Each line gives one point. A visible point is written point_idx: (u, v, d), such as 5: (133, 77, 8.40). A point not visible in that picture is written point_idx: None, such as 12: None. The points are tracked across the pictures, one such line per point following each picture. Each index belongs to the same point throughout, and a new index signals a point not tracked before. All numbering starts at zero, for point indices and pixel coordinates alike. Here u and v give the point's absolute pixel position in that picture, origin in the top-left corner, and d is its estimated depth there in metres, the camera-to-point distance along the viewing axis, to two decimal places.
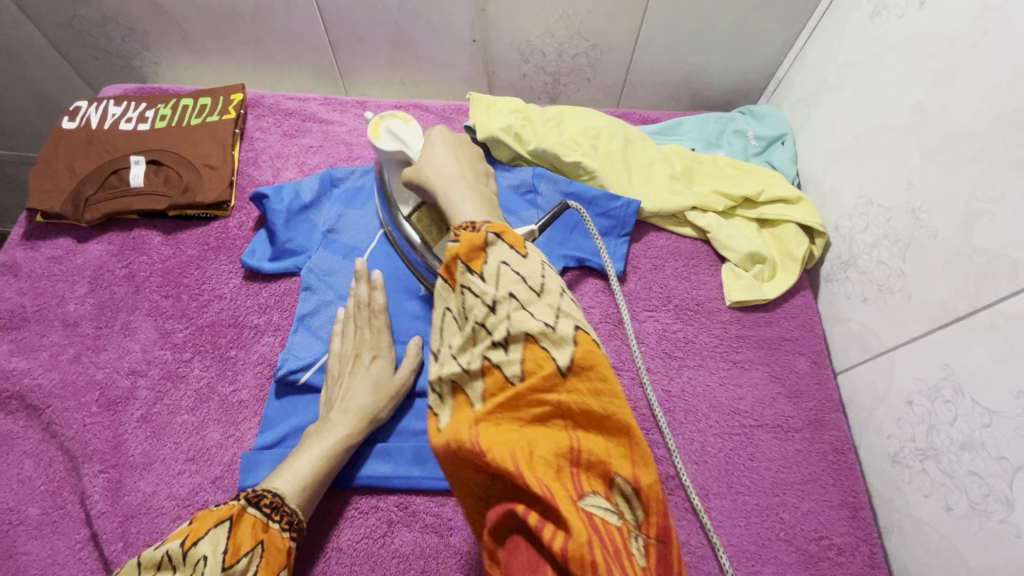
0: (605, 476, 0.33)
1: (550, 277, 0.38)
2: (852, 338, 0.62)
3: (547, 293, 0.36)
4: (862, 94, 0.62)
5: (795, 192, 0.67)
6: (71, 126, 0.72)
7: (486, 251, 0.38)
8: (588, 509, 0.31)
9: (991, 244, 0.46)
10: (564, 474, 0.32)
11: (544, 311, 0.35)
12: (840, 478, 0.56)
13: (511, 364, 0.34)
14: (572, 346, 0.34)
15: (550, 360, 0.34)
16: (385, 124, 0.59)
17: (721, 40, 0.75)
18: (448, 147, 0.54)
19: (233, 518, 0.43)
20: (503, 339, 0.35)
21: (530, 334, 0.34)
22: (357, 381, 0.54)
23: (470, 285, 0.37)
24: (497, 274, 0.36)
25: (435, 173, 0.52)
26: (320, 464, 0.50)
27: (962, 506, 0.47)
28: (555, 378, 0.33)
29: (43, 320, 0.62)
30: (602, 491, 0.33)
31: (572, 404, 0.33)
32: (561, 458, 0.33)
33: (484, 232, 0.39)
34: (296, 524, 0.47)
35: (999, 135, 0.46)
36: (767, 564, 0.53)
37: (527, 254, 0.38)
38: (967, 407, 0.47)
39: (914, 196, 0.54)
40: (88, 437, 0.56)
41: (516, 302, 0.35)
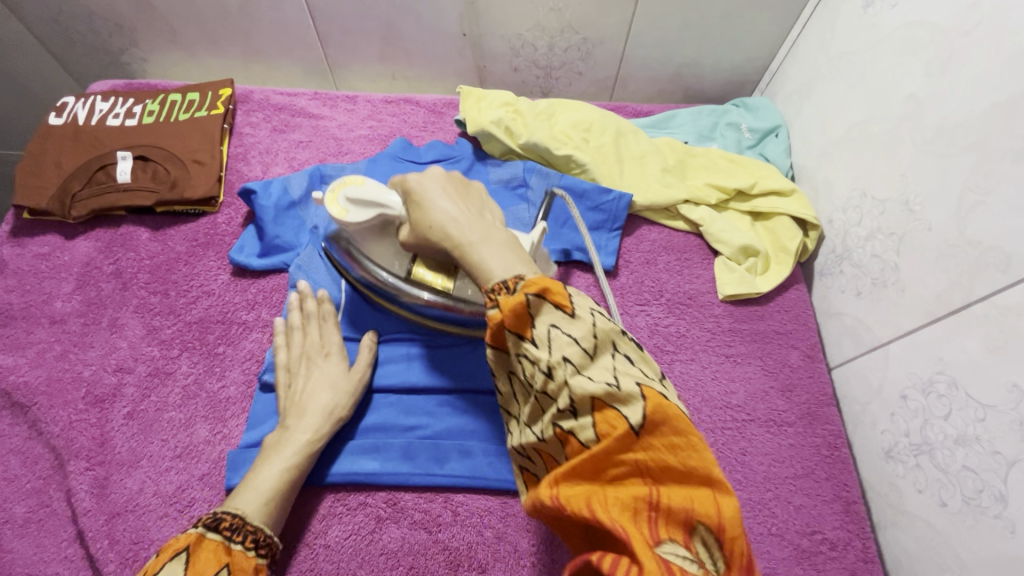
0: (685, 524, 0.31)
1: (602, 327, 0.37)
2: (845, 332, 0.61)
3: (602, 351, 0.36)
4: (856, 85, 0.61)
5: (788, 185, 0.67)
6: (59, 121, 0.71)
7: (531, 316, 0.37)
8: (665, 556, 0.29)
9: (984, 236, 0.46)
10: (640, 519, 0.31)
11: (602, 370, 0.35)
12: (833, 472, 0.56)
13: (583, 429, 0.35)
14: (639, 404, 0.33)
15: (620, 419, 0.33)
16: (342, 195, 0.53)
17: (714, 32, 0.74)
18: (439, 195, 0.49)
19: (190, 548, 0.41)
20: (569, 406, 0.35)
21: (595, 397, 0.34)
22: (311, 381, 0.54)
23: (525, 352, 0.38)
24: (548, 339, 0.36)
25: (442, 232, 0.46)
26: (282, 477, 0.49)
27: (956, 501, 0.47)
28: (626, 438, 0.33)
29: (30, 317, 0.62)
30: (682, 540, 0.31)
31: (647, 460, 0.33)
32: (637, 501, 0.32)
33: (522, 293, 0.37)
34: (262, 540, 0.45)
35: (993, 126, 0.45)
36: (759, 559, 0.52)
37: (576, 310, 0.37)
38: (961, 401, 0.47)
39: (907, 188, 0.53)
40: (74, 435, 0.55)
41: (571, 367, 0.35)
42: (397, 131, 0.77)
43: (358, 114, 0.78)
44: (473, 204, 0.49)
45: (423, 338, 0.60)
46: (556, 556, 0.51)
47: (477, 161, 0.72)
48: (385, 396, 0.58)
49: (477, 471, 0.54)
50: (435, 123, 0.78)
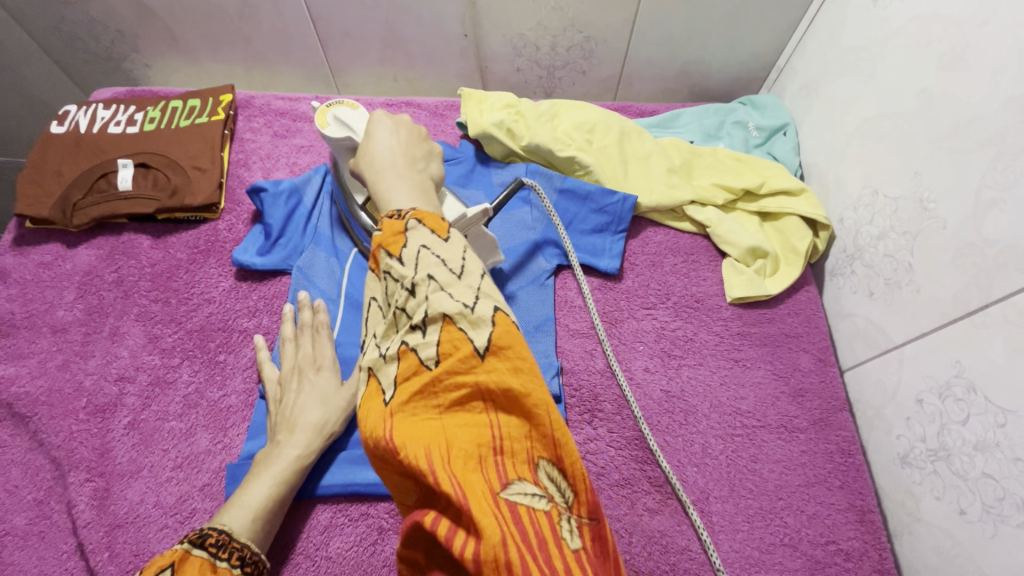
0: (530, 462, 0.35)
1: (472, 260, 0.40)
2: (858, 334, 0.60)
3: (467, 275, 0.38)
4: (865, 80, 0.59)
5: (798, 183, 0.65)
6: (60, 130, 0.71)
7: (407, 235, 0.41)
8: (511, 499, 0.32)
9: (1002, 235, 0.44)
10: (487, 463, 0.33)
11: (462, 292, 0.37)
12: (848, 480, 0.54)
13: (428, 347, 0.37)
14: (488, 327, 0.36)
15: (467, 341, 0.36)
16: (333, 112, 0.57)
17: (719, 29, 0.73)
18: (385, 130, 0.52)
19: (176, 564, 0.40)
20: (422, 322, 0.38)
21: (448, 315, 0.36)
22: (301, 396, 0.53)
23: (391, 270, 0.40)
24: (417, 258, 0.39)
25: (369, 164, 0.50)
26: (269, 494, 0.48)
27: (977, 510, 0.45)
28: (473, 360, 0.35)
29: (32, 327, 0.62)
30: (530, 477, 0.34)
31: (489, 384, 0.35)
32: (482, 446, 0.34)
33: (405, 220, 0.42)
34: (248, 557, 0.44)
35: (1009, 120, 0.44)
36: (772, 570, 0.51)
37: (449, 236, 0.41)
38: (980, 407, 0.45)
39: (921, 185, 0.52)
40: (76, 445, 0.55)
41: (434, 285, 0.38)
42: None
43: None
44: (411, 145, 0.51)
45: None
46: None
47: (479, 163, 0.72)
48: None
49: None
50: (437, 125, 0.77)
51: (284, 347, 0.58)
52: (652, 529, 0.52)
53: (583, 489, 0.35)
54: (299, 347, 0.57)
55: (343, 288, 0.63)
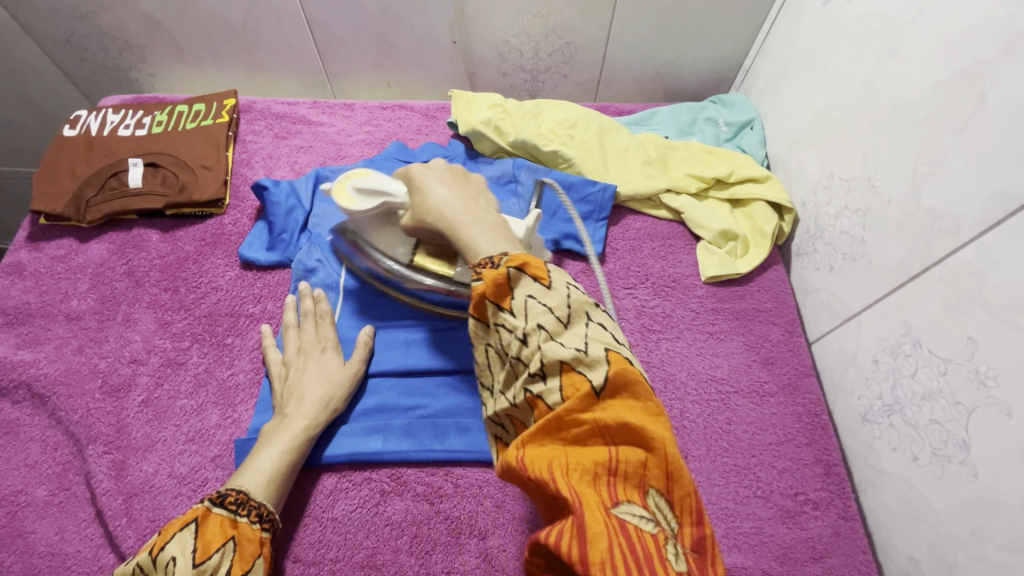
0: (640, 488, 0.35)
1: (576, 301, 0.41)
2: (822, 307, 0.65)
3: (574, 321, 0.40)
4: (820, 75, 0.65)
5: (763, 171, 0.71)
6: (72, 133, 0.75)
7: (510, 285, 0.41)
8: (621, 517, 0.32)
9: (936, 204, 0.49)
10: (600, 483, 0.34)
11: (573, 338, 0.39)
12: (814, 437, 0.59)
13: (550, 392, 0.38)
14: (605, 366, 0.36)
15: (586, 382, 0.36)
16: (350, 185, 0.58)
17: (688, 33, 0.79)
18: (437, 181, 0.54)
19: (198, 520, 0.46)
20: (540, 370, 0.38)
21: (564, 361, 0.37)
22: (306, 374, 0.57)
23: (503, 322, 0.41)
24: (525, 308, 0.40)
25: (439, 214, 0.51)
26: (282, 460, 0.52)
27: (926, 454, 0.50)
28: (591, 398, 0.36)
29: (47, 315, 0.65)
30: (638, 500, 0.34)
31: (607, 420, 0.35)
32: (598, 467, 0.34)
33: (504, 267, 0.42)
34: (266, 515, 0.48)
35: (938, 102, 0.49)
36: (746, 520, 0.55)
37: (551, 283, 0.41)
38: (925, 358, 0.50)
39: (869, 166, 0.57)
40: (93, 422, 0.58)
41: (544, 333, 0.39)
42: (393, 135, 0.81)
43: (355, 121, 0.82)
44: (464, 192, 0.53)
45: (421, 324, 0.63)
46: None
47: (469, 160, 0.76)
48: (386, 378, 0.61)
49: (475, 446, 0.56)
50: (429, 126, 0.82)
51: (287, 331, 0.61)
52: None
53: (686, 523, 0.35)
54: (302, 330, 0.61)
55: (343, 276, 0.66)
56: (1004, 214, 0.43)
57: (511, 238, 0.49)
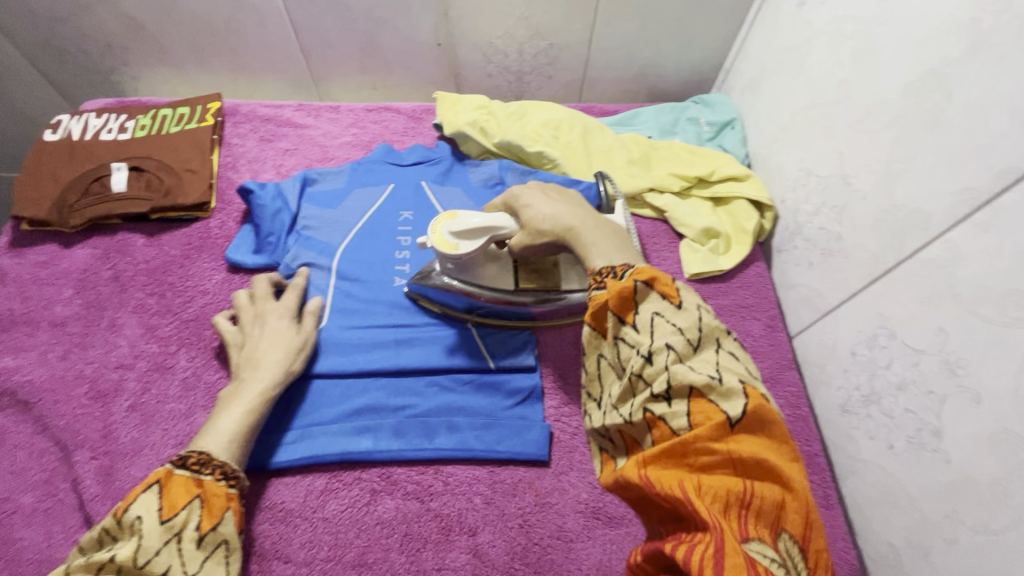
0: (772, 528, 0.32)
1: (709, 325, 0.37)
2: (802, 302, 0.66)
3: (705, 346, 0.36)
4: (797, 75, 0.67)
5: (743, 170, 0.73)
6: (54, 137, 0.74)
7: (635, 299, 0.38)
8: (753, 556, 0.30)
9: (908, 200, 0.51)
10: (731, 515, 0.32)
11: (705, 363, 0.35)
12: (796, 429, 0.60)
13: (675, 416, 0.34)
14: (742, 399, 0.33)
15: (720, 412, 0.33)
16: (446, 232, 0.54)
17: (669, 34, 0.80)
18: (540, 196, 0.53)
19: (161, 481, 0.45)
20: (664, 392, 0.34)
21: (695, 387, 0.34)
22: (262, 340, 0.58)
23: (623, 336, 0.38)
24: (651, 325, 0.37)
25: (550, 227, 0.50)
26: (243, 422, 0.52)
27: (903, 442, 0.51)
28: (726, 429, 0.33)
29: (31, 321, 0.65)
30: (769, 540, 0.31)
31: (743, 454, 0.32)
32: (733, 497, 0.32)
33: (630, 280, 0.39)
34: (230, 473, 0.48)
35: (908, 101, 0.51)
36: None
37: (682, 301, 0.37)
38: (900, 350, 0.51)
39: (844, 163, 0.59)
40: (79, 427, 0.58)
41: (673, 353, 0.35)
42: (379, 137, 0.81)
43: (341, 123, 0.82)
44: (573, 201, 0.52)
45: (410, 325, 0.64)
46: (543, 517, 0.55)
47: (456, 161, 0.77)
48: (375, 378, 0.61)
49: (465, 444, 0.57)
50: (415, 128, 0.82)
51: (237, 296, 0.62)
52: None
53: None
54: (254, 295, 0.62)
55: (331, 279, 0.66)
56: (971, 208, 0.45)
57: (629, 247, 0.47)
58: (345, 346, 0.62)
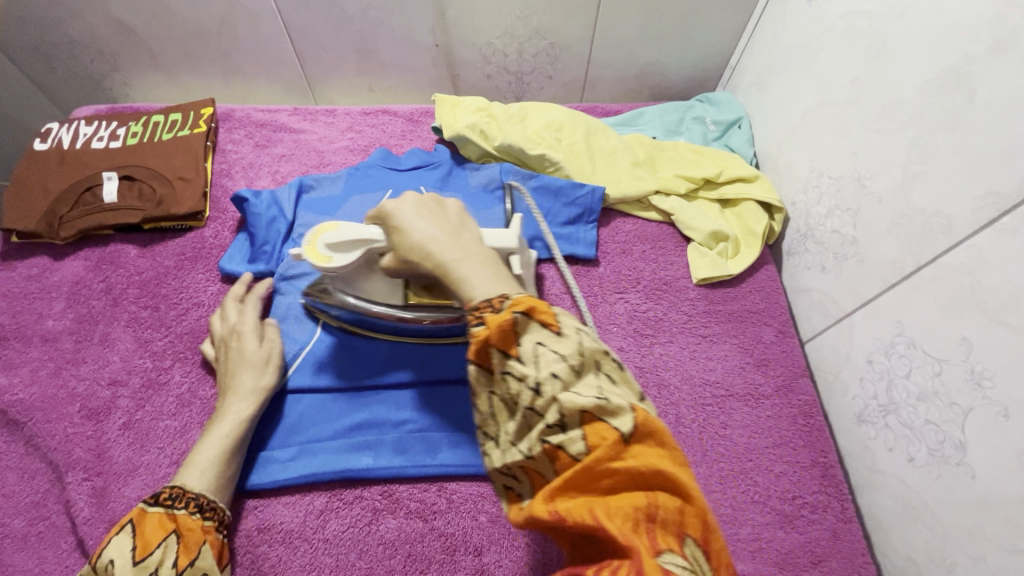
0: (679, 535, 0.33)
1: (589, 345, 0.37)
2: (814, 307, 0.64)
3: (587, 369, 0.36)
4: (807, 73, 0.65)
5: (751, 171, 0.70)
6: (43, 147, 0.73)
7: (517, 331, 0.37)
8: (668, 567, 0.30)
9: (927, 203, 0.49)
10: (641, 529, 0.33)
11: (588, 387, 0.35)
12: (811, 439, 0.58)
13: (573, 442, 0.34)
14: (629, 414, 0.34)
15: (611, 429, 0.34)
16: (322, 242, 0.51)
17: (673, 32, 0.78)
18: (414, 216, 0.46)
19: (135, 521, 0.45)
20: (558, 421, 0.35)
21: (586, 411, 0.34)
22: (233, 364, 0.56)
23: (510, 370, 0.37)
24: (535, 356, 0.36)
25: (422, 255, 0.44)
26: (222, 450, 0.50)
27: (923, 455, 0.49)
28: (620, 446, 0.34)
29: (22, 337, 0.63)
30: (679, 549, 0.32)
31: (641, 468, 0.33)
32: (638, 511, 0.33)
33: (508, 312, 0.37)
34: (206, 505, 0.47)
35: (926, 99, 0.49)
36: (744, 526, 0.55)
37: (562, 327, 0.37)
38: (920, 359, 0.49)
39: (858, 165, 0.57)
40: (71, 447, 0.56)
41: (559, 382, 0.35)
42: (377, 141, 0.79)
43: (338, 127, 0.80)
44: (448, 221, 0.46)
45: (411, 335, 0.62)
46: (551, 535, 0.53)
47: (455, 165, 0.75)
48: (376, 392, 0.59)
49: (468, 459, 0.55)
50: (413, 131, 0.80)
51: (212, 321, 0.61)
52: None
53: None
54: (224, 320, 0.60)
55: None
56: (996, 213, 0.43)
57: (509, 277, 0.42)
58: (344, 358, 0.61)
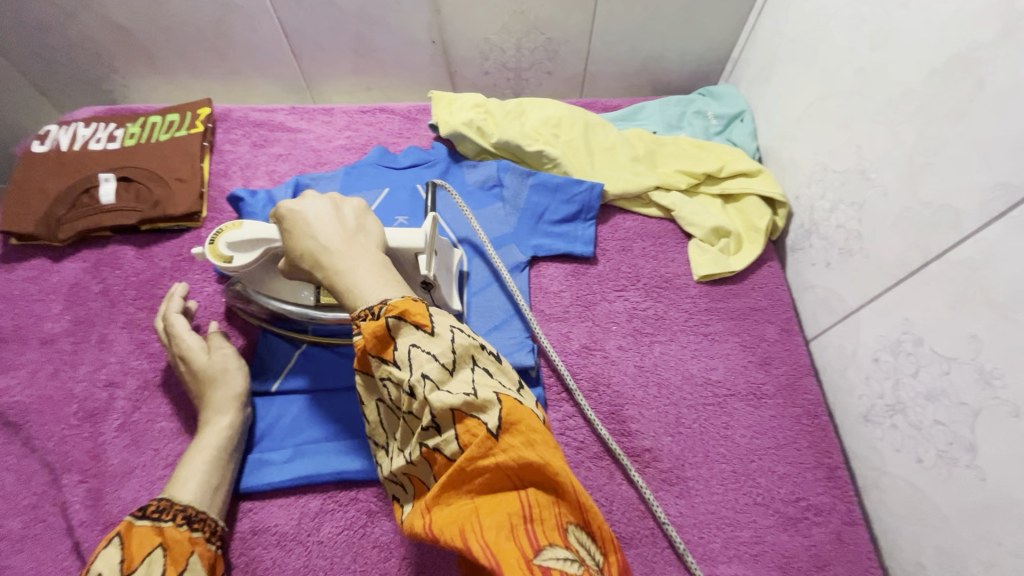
0: (559, 527, 0.34)
1: (462, 343, 0.38)
2: (819, 305, 0.63)
3: (459, 367, 0.37)
4: (810, 64, 0.63)
5: (755, 165, 0.69)
6: (41, 149, 0.73)
7: (393, 337, 0.37)
8: (545, 565, 0.31)
9: (935, 196, 0.47)
10: (518, 532, 0.32)
11: (460, 383, 0.36)
12: (815, 440, 0.57)
13: (448, 443, 0.35)
14: (497, 407, 0.34)
15: (481, 425, 0.34)
16: (221, 241, 0.51)
17: (673, 24, 0.76)
18: (310, 220, 0.45)
19: (121, 534, 0.43)
20: (433, 422, 0.35)
21: (455, 409, 0.34)
22: (196, 380, 0.56)
23: (389, 375, 0.38)
24: (409, 358, 0.37)
25: (313, 262, 0.44)
26: (209, 460, 0.51)
27: (931, 456, 0.48)
28: (489, 441, 0.33)
29: (21, 339, 0.63)
30: (562, 542, 0.33)
31: (509, 461, 0.33)
32: (514, 515, 0.33)
33: (382, 318, 0.38)
34: (193, 516, 0.47)
35: (933, 88, 0.47)
36: (746, 528, 0.53)
37: (435, 327, 0.37)
38: (927, 358, 0.48)
39: (863, 157, 0.55)
40: (68, 449, 0.56)
41: (430, 383, 0.35)
42: (374, 139, 0.79)
43: (335, 126, 0.80)
44: (342, 225, 0.45)
45: None
46: None
47: (452, 163, 0.74)
48: None
49: None
50: (410, 129, 0.80)
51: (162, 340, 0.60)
52: (630, 497, 0.55)
53: (608, 555, 0.35)
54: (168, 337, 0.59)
55: None
56: (1006, 205, 0.41)
57: (397, 280, 0.43)
58: (338, 359, 0.60)
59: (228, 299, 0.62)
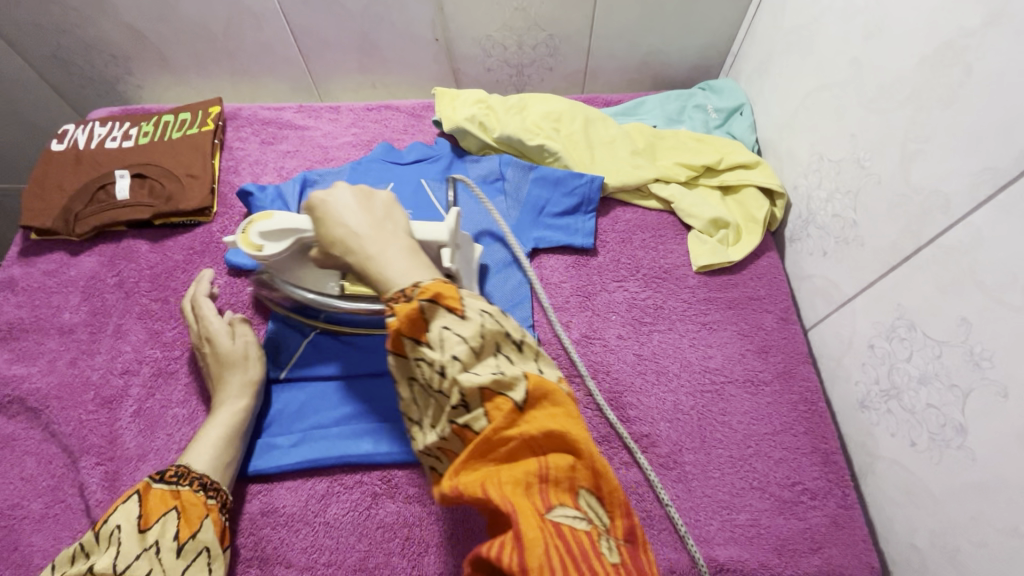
0: (571, 489, 0.37)
1: (491, 325, 0.39)
2: (817, 293, 0.63)
3: (488, 349, 0.38)
4: (807, 56, 0.64)
5: (753, 157, 0.70)
6: (60, 147, 0.75)
7: (426, 320, 0.38)
8: (556, 520, 0.34)
9: (926, 182, 0.48)
10: (532, 491, 0.35)
11: (487, 366, 0.37)
12: (811, 426, 0.58)
13: (477, 420, 0.37)
14: (524, 384, 0.36)
15: (508, 400, 0.36)
16: (253, 231, 0.53)
17: (673, 19, 0.78)
18: (341, 209, 0.47)
19: (140, 493, 0.46)
20: (462, 400, 0.37)
21: (485, 388, 0.36)
22: (212, 363, 0.58)
23: (422, 356, 0.39)
24: (441, 340, 0.38)
25: (345, 249, 0.45)
26: (224, 437, 0.53)
27: (924, 439, 0.49)
28: (515, 414, 0.36)
29: (41, 329, 0.66)
30: (571, 502, 0.36)
31: (534, 432, 0.36)
32: (531, 476, 0.35)
33: (414, 302, 0.39)
34: (209, 484, 0.49)
35: (924, 76, 0.48)
36: (742, 511, 0.54)
37: (466, 310, 0.39)
38: (920, 342, 0.48)
39: (857, 146, 0.56)
40: (85, 433, 0.59)
41: (459, 364, 0.37)
42: (379, 136, 0.81)
43: (342, 123, 0.82)
44: (372, 213, 0.47)
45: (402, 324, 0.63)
46: None
47: (456, 157, 0.75)
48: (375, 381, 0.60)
49: None
50: (415, 125, 0.81)
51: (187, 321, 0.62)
52: (628, 481, 0.56)
53: (617, 515, 0.38)
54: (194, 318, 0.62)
55: None
56: (993, 189, 0.42)
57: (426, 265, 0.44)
58: (343, 348, 0.62)
59: (255, 286, 0.64)
